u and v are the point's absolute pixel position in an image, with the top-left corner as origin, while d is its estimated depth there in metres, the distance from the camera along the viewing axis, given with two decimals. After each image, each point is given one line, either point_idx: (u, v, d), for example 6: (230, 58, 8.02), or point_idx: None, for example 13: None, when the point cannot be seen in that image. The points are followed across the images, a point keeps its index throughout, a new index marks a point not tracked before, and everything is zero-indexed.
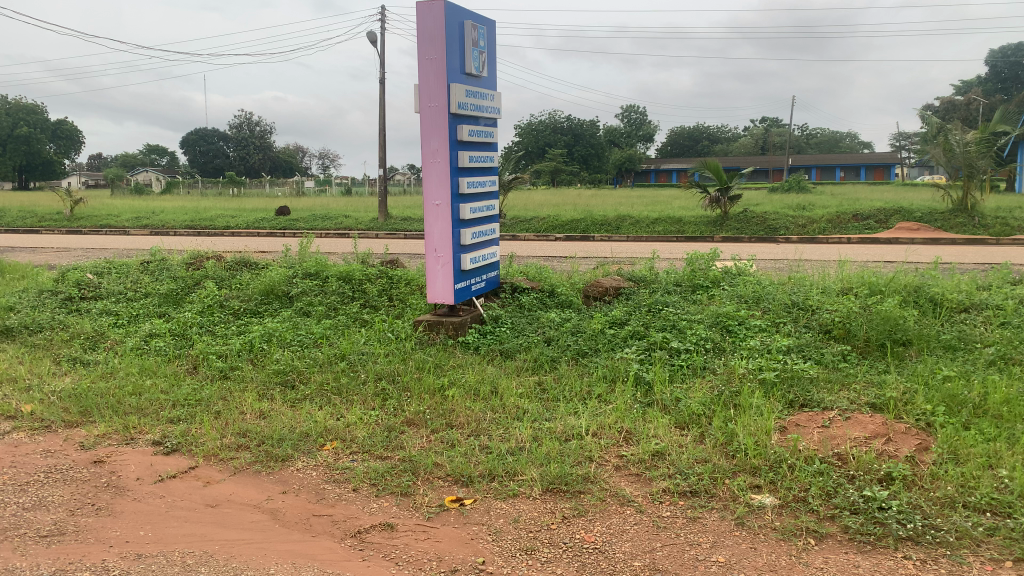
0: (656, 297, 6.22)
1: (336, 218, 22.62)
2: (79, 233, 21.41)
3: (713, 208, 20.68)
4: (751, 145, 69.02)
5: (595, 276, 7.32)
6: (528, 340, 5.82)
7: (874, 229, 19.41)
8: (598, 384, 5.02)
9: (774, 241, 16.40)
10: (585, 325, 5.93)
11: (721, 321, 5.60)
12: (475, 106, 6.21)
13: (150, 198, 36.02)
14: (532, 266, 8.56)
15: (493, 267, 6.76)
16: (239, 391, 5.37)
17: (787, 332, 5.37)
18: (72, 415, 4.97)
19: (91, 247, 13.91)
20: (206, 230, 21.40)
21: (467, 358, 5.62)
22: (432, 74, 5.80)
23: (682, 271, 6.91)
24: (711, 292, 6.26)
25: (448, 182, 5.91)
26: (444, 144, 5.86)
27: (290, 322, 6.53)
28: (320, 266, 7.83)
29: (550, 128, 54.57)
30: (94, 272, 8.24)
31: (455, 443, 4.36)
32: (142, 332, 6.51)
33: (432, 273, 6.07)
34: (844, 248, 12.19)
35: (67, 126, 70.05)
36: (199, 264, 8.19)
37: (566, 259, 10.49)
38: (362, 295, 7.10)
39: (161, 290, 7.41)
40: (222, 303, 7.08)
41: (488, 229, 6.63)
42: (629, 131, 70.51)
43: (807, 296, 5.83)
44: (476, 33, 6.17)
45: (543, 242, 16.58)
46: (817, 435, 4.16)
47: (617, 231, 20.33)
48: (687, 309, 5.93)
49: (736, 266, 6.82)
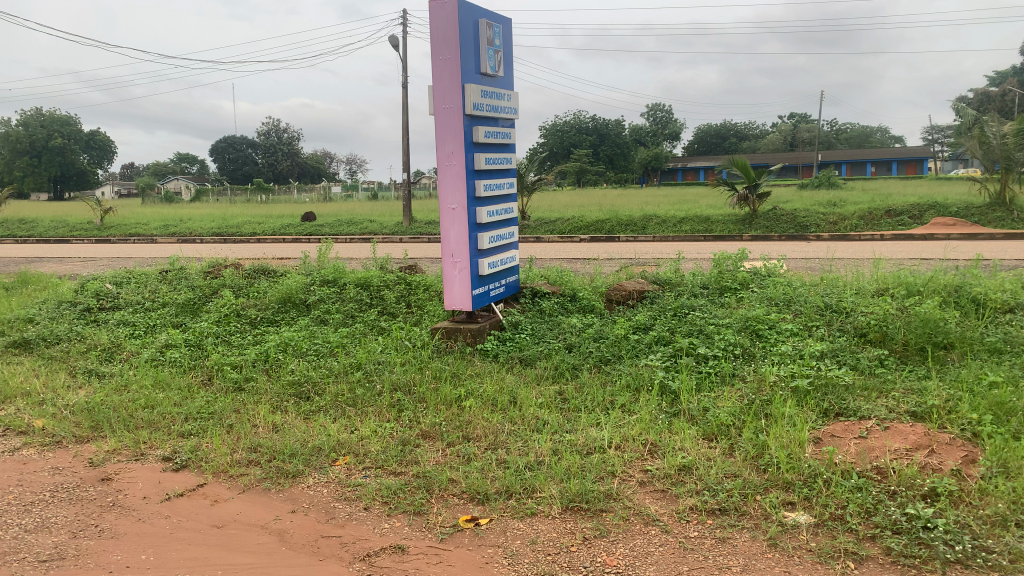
0: (682, 300, 5.98)
1: (361, 222, 22.62)
2: (108, 242, 21.66)
3: (741, 206, 20.31)
4: (779, 142, 68.11)
5: (618, 279, 7.09)
6: (549, 347, 5.63)
7: (909, 224, 18.88)
8: (621, 394, 4.81)
9: (804, 239, 15.99)
10: (607, 331, 5.72)
11: (751, 325, 5.35)
12: (492, 106, 6.04)
13: (180, 206, 36.43)
14: (555, 268, 8.34)
15: (512, 272, 6.57)
16: (253, 403, 5.25)
17: (821, 336, 5.11)
18: (83, 430, 4.89)
19: (117, 256, 13.99)
20: (232, 237, 21.53)
21: (486, 366, 5.44)
22: (446, 74, 5.64)
23: (709, 273, 6.66)
24: (739, 294, 6.01)
25: (465, 185, 5.74)
26: (459, 146, 5.70)
27: (307, 330, 6.40)
28: (338, 272, 7.70)
29: (575, 129, 54.33)
30: (113, 282, 8.21)
31: (471, 457, 4.18)
32: (158, 343, 6.43)
33: (449, 279, 5.91)
34: (878, 245, 11.81)
35: (100, 137, 71.52)
36: (217, 273, 8.12)
37: (590, 261, 10.25)
38: (380, 302, 6.95)
39: (179, 299, 7.34)
40: (239, 311, 6.98)
41: (507, 232, 6.45)
42: (655, 130, 69.99)
43: (840, 298, 5.56)
44: (491, 31, 5.99)
45: (568, 244, 16.38)
46: (855, 447, 3.90)
47: (643, 231, 20.04)
48: (715, 313, 5.69)
49: (766, 267, 6.55)
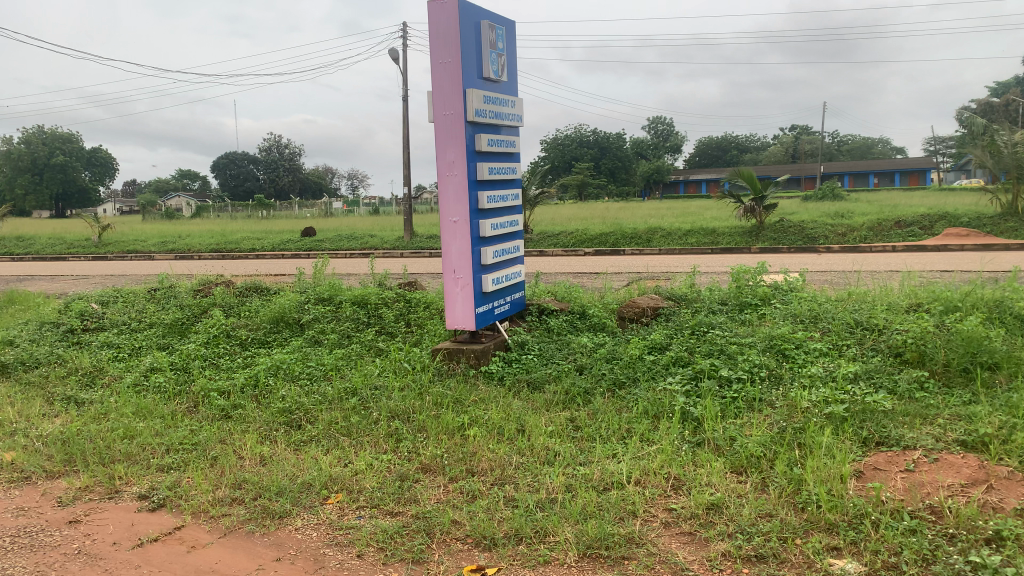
0: (701, 317, 5.60)
1: (362, 237, 22.30)
2: (105, 259, 21.36)
3: (747, 217, 19.96)
4: (781, 154, 67.94)
5: (630, 295, 6.70)
6: (558, 368, 5.25)
7: (920, 235, 18.48)
8: (638, 421, 4.42)
9: (815, 252, 15.62)
10: (621, 351, 5.33)
11: (776, 344, 4.97)
12: (495, 113, 5.68)
13: (180, 222, 36.11)
14: (562, 284, 7.95)
15: (517, 288, 6.20)
16: (240, 434, 4.86)
17: (853, 356, 4.72)
18: (55, 465, 4.50)
19: (110, 274, 13.65)
20: (230, 253, 21.19)
21: (491, 390, 5.05)
22: (446, 79, 5.29)
23: (726, 288, 6.27)
24: (761, 311, 5.62)
25: (467, 197, 5.38)
26: (461, 156, 5.35)
27: (300, 352, 6.02)
28: (334, 290, 7.33)
29: (576, 142, 54.16)
30: (99, 301, 7.85)
31: (476, 494, 3.79)
32: (142, 366, 6.05)
33: (451, 297, 5.54)
34: (896, 258, 11.38)
35: (102, 155, 71.69)
36: (208, 291, 7.75)
37: (597, 276, 9.87)
38: (378, 322, 6.57)
39: (166, 319, 6.97)
40: (229, 332, 6.60)
41: (512, 246, 6.07)
42: (657, 144, 69.90)
43: (871, 314, 5.16)
44: (494, 34, 5.66)
45: (573, 257, 16.03)
46: (902, 482, 3.50)
47: (649, 244, 19.69)
48: (736, 331, 5.30)
49: (787, 282, 6.17)
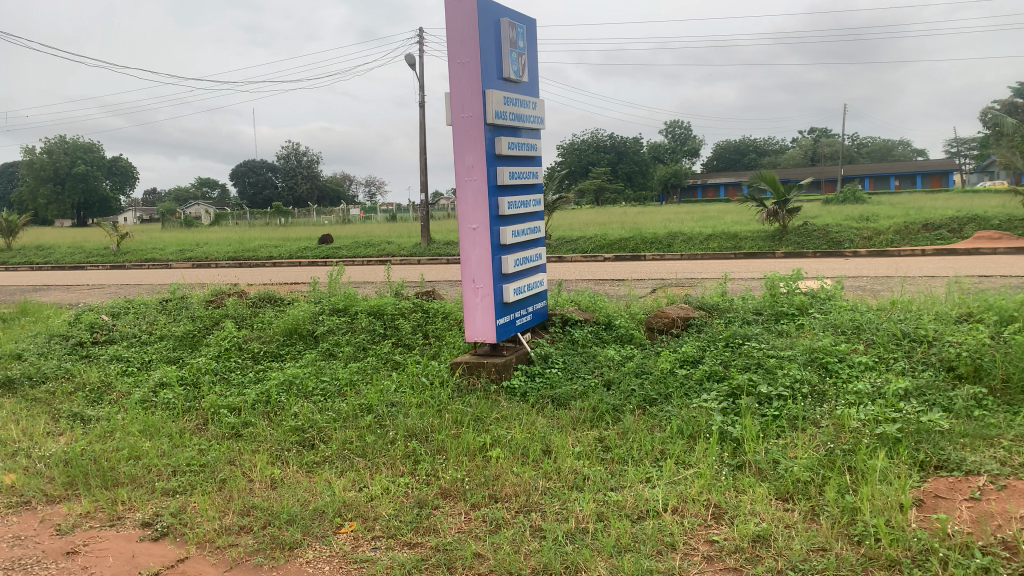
0: (735, 328, 5.29)
1: (379, 244, 22.11)
2: (123, 268, 21.33)
3: (771, 221, 19.58)
4: (800, 157, 67.29)
5: (657, 304, 6.40)
6: (584, 384, 4.97)
7: (948, 239, 18.01)
8: (673, 442, 4.13)
9: (841, 256, 15.23)
10: (650, 365, 5.05)
11: (818, 358, 4.66)
12: (516, 115, 5.42)
13: (200, 230, 36.20)
14: (585, 292, 7.67)
15: (540, 297, 5.92)
16: (250, 454, 4.62)
17: (903, 371, 4.39)
18: (56, 489, 4.28)
19: (126, 284, 13.53)
20: (247, 261, 21.08)
21: (513, 407, 4.78)
22: (465, 80, 5.04)
23: (760, 297, 5.95)
24: (799, 321, 5.31)
25: (487, 203, 5.12)
26: (480, 160, 5.09)
27: (314, 366, 5.78)
28: (349, 300, 7.09)
29: (593, 147, 53.87)
30: (110, 313, 7.65)
31: (500, 524, 3.51)
32: (152, 381, 5.83)
33: (471, 308, 5.27)
34: (928, 263, 10.98)
35: (122, 164, 72.41)
36: (220, 302, 7.55)
37: (620, 283, 9.57)
38: (395, 333, 6.32)
39: (177, 332, 6.76)
40: (241, 345, 6.37)
41: (534, 254, 5.81)
42: (674, 148, 69.47)
43: (920, 324, 4.83)
44: (514, 32, 5.40)
45: (593, 263, 15.76)
46: (968, 512, 3.17)
47: (669, 249, 19.35)
48: (773, 344, 4.99)
49: (825, 290, 5.84)
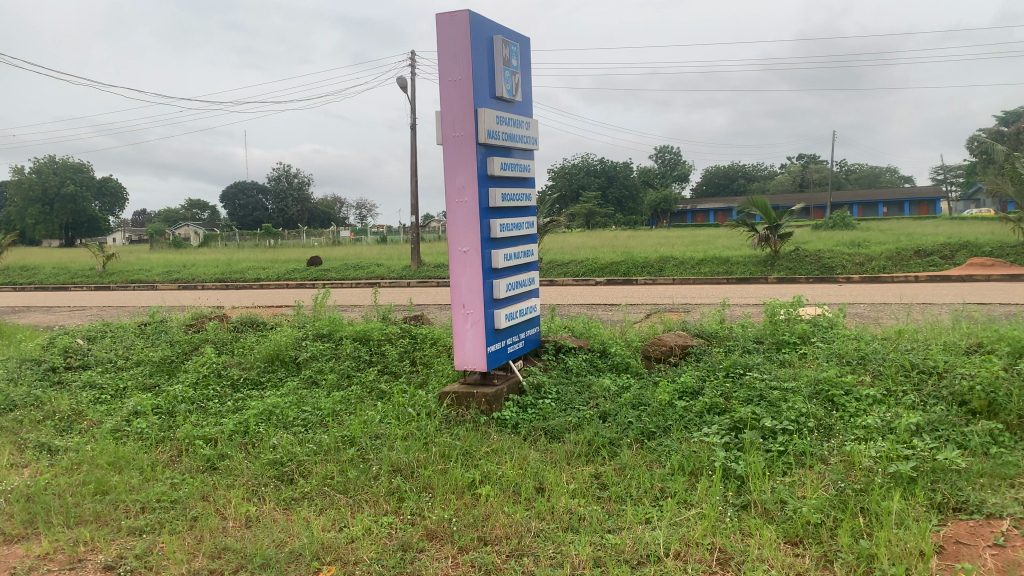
0: (736, 358, 5.08)
1: (368, 267, 21.85)
2: (107, 289, 20.97)
3: (762, 246, 19.47)
4: (789, 183, 67.71)
5: (653, 330, 6.19)
6: (579, 415, 4.74)
7: (941, 265, 17.94)
8: (674, 479, 3.90)
9: (834, 282, 15.11)
10: (648, 396, 4.83)
11: (823, 390, 4.46)
12: (509, 134, 5.24)
13: (187, 251, 35.80)
14: (579, 318, 7.45)
15: (532, 324, 5.70)
16: (226, 489, 4.35)
17: (913, 404, 4.19)
18: (14, 528, 3.99)
19: (107, 306, 13.22)
20: (234, 283, 20.78)
21: (504, 440, 4.54)
22: (456, 98, 4.86)
23: (760, 324, 5.76)
24: (802, 350, 5.10)
25: (478, 226, 4.92)
26: (472, 181, 4.89)
27: (295, 395, 5.52)
28: (334, 325, 6.86)
29: (584, 172, 53.97)
30: (86, 337, 7.37)
31: (490, 570, 3.25)
32: (125, 410, 5.56)
33: (460, 335, 5.05)
34: (924, 290, 10.87)
35: (112, 184, 72.10)
36: (200, 326, 7.29)
37: (613, 308, 9.37)
38: (381, 360, 6.08)
39: (154, 357, 6.49)
40: (220, 372, 6.10)
41: (526, 279, 5.59)
42: (664, 173, 69.79)
43: (929, 355, 4.63)
44: (508, 50, 5.24)
45: (584, 287, 15.58)
46: (993, 561, 2.94)
47: (661, 273, 19.20)
48: (776, 374, 4.79)
49: (826, 317, 5.66)
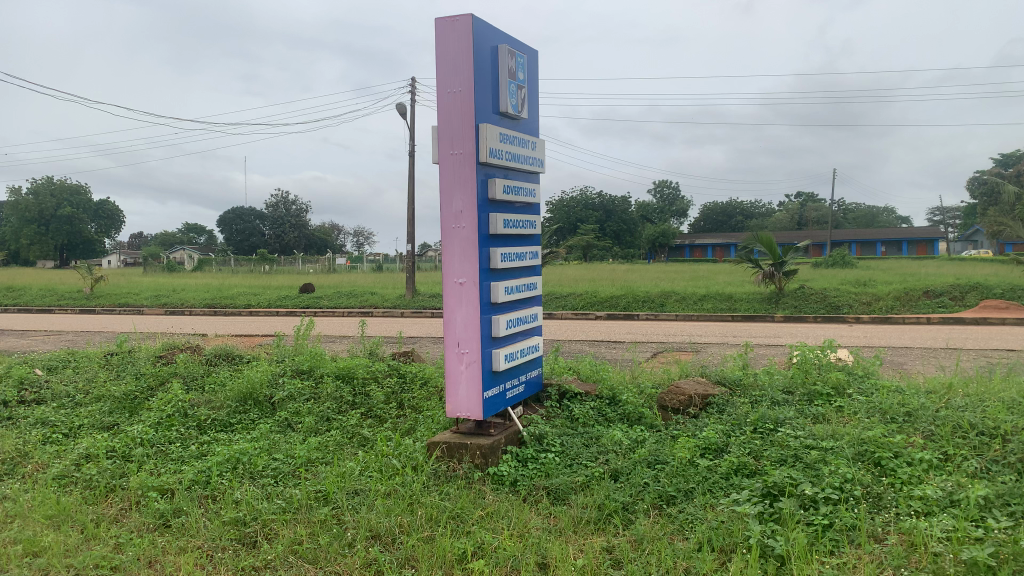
0: (764, 410, 4.52)
1: (361, 295, 21.28)
2: (92, 313, 20.32)
3: (767, 283, 18.99)
4: (788, 220, 67.54)
5: (667, 374, 5.60)
6: (586, 474, 4.16)
7: (951, 306, 17.44)
8: (701, 557, 3.29)
9: (843, 323, 14.59)
10: (665, 453, 4.26)
11: (868, 452, 3.88)
12: (513, 154, 4.72)
13: (178, 276, 35.10)
14: (585, 357, 6.87)
15: (534, 365, 5.12)
16: (176, 554, 3.72)
17: (978, 473, 3.60)
18: None
19: (84, 331, 12.55)
20: (223, 310, 20.17)
21: (502, 502, 3.95)
22: (456, 111, 4.35)
23: (789, 371, 5.19)
24: (838, 404, 4.54)
25: (476, 255, 4.36)
26: (471, 204, 4.36)
27: (267, 440, 4.92)
28: (315, 361, 6.28)
29: (582, 205, 53.67)
30: (45, 367, 6.75)
31: None
32: (75, 454, 4.92)
33: (453, 378, 4.46)
34: (943, 337, 10.34)
35: (108, 207, 71.76)
36: (170, 359, 6.69)
37: (618, 346, 8.81)
38: (364, 403, 5.49)
39: (117, 392, 5.88)
40: (186, 411, 5.48)
41: (529, 315, 5.03)
42: (663, 207, 69.63)
43: (989, 415, 4.05)
44: (515, 61, 4.74)
45: (585, 323, 15.00)
46: None
47: (662, 308, 18.64)
48: (811, 431, 4.22)
49: (861, 365, 5.11)
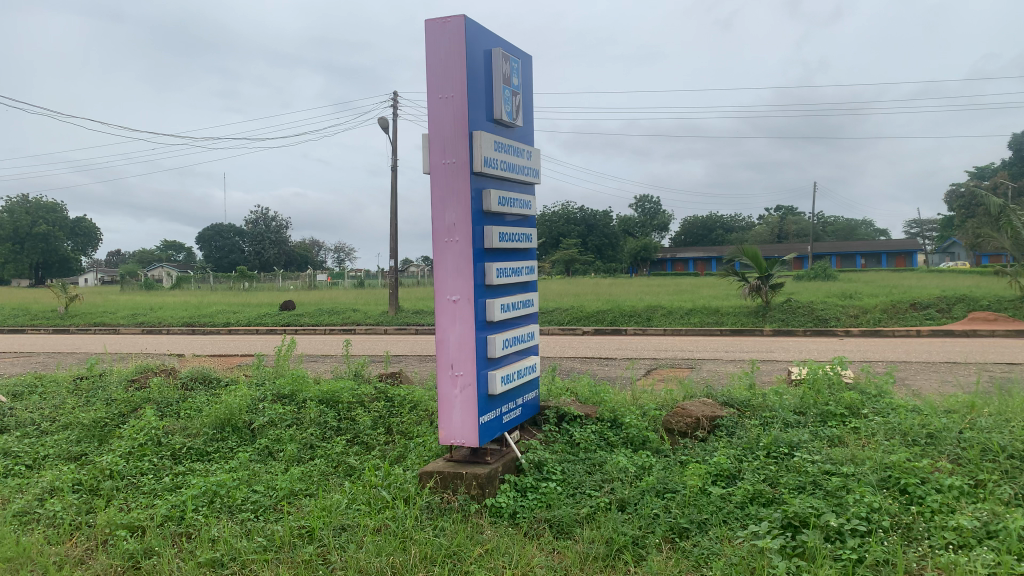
0: (777, 433, 4.28)
1: (344, 312, 20.89)
2: (66, 333, 19.77)
3: (754, 297, 18.85)
4: (768, 234, 67.87)
5: (669, 395, 5.34)
6: (591, 504, 3.89)
7: (938, 319, 17.37)
8: None
9: (832, 336, 14.43)
10: (675, 480, 3.99)
11: (893, 478, 3.64)
12: (508, 163, 4.46)
13: (156, 294, 34.48)
14: (580, 377, 6.59)
15: (530, 387, 4.85)
16: None
17: (1013, 501, 3.37)
18: None
19: (55, 353, 12.09)
20: (202, 328, 19.71)
21: (502, 537, 3.66)
22: (448, 118, 4.10)
23: (797, 392, 4.95)
24: (853, 425, 4.31)
25: (470, 270, 4.10)
26: (464, 215, 4.09)
27: (247, 471, 4.60)
28: (297, 384, 5.95)
29: (564, 219, 53.63)
30: (10, 394, 6.36)
31: None
32: (39, 487, 4.53)
33: (447, 403, 4.18)
34: (938, 350, 10.17)
35: (85, 224, 70.79)
36: (143, 383, 6.34)
37: (611, 363, 8.56)
38: (350, 428, 5.18)
39: (85, 419, 5.51)
40: (160, 440, 5.13)
41: (525, 334, 4.76)
42: (644, 222, 69.77)
43: (1017, 437, 3.82)
44: (509, 66, 4.50)
45: (572, 338, 14.74)
46: None
47: (649, 323, 18.43)
48: (828, 456, 3.98)
49: (872, 384, 4.89)
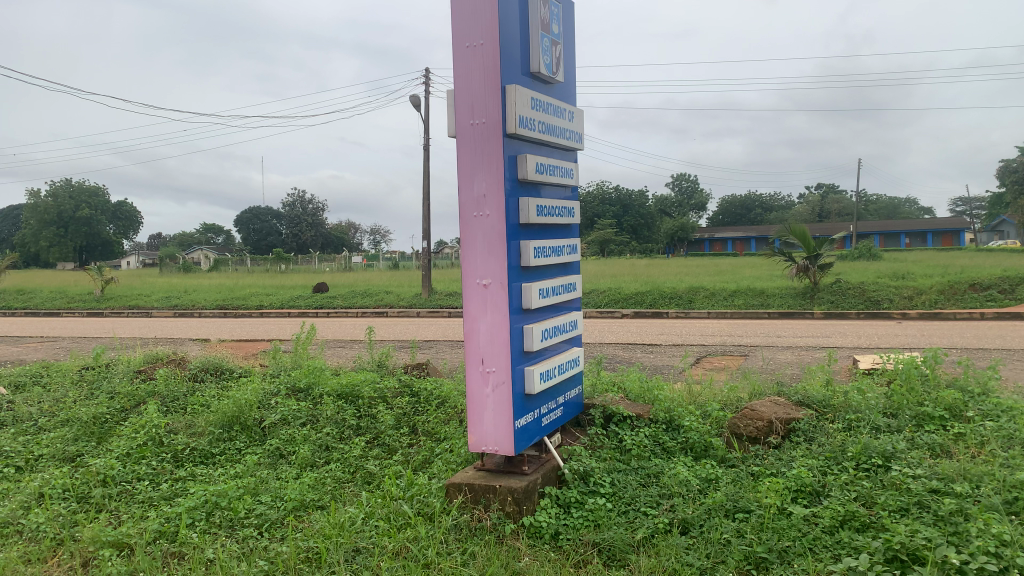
0: (867, 440, 3.62)
1: (376, 294, 20.44)
2: (100, 316, 19.67)
3: (801, 278, 17.90)
4: (810, 212, 66.01)
5: (731, 392, 4.69)
6: (647, 526, 3.27)
7: (1001, 300, 16.32)
8: None
9: (889, 320, 13.53)
10: (749, 499, 3.36)
11: (1020, 502, 2.97)
12: (547, 124, 3.84)
13: (194, 276, 34.54)
14: (627, 369, 5.96)
15: (573, 383, 4.24)
16: None
17: None
18: None
19: (79, 338, 11.80)
20: (233, 311, 19.46)
21: (541, 566, 3.06)
22: (477, 70, 3.49)
23: (882, 389, 4.29)
24: (957, 430, 3.65)
25: (504, 250, 3.49)
26: (496, 185, 3.49)
27: (254, 478, 4.06)
28: (314, 377, 5.44)
29: (599, 199, 52.76)
30: (11, 386, 5.95)
31: None
32: (24, 493, 4.02)
33: (478, 405, 3.60)
34: (1014, 337, 9.29)
35: (128, 207, 71.95)
36: (150, 375, 5.89)
37: (656, 351, 7.90)
38: (370, 428, 4.65)
39: (85, 415, 5.04)
40: (162, 440, 4.63)
41: (567, 324, 4.15)
42: (682, 201, 68.38)
43: None
44: (548, 11, 3.87)
45: (612, 322, 14.07)
46: None
47: (690, 305, 17.67)
48: (932, 469, 3.32)
49: (972, 382, 4.21)
